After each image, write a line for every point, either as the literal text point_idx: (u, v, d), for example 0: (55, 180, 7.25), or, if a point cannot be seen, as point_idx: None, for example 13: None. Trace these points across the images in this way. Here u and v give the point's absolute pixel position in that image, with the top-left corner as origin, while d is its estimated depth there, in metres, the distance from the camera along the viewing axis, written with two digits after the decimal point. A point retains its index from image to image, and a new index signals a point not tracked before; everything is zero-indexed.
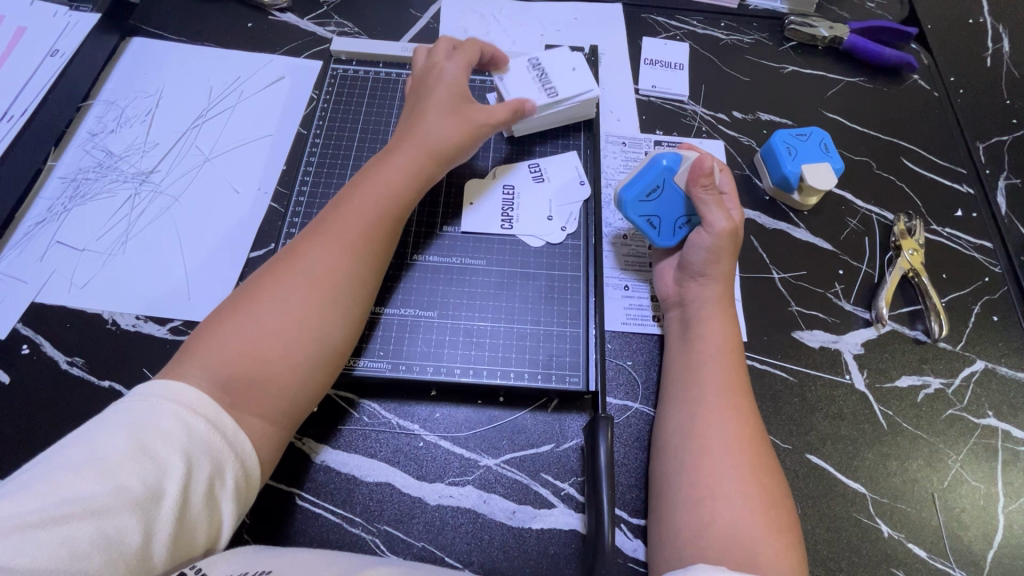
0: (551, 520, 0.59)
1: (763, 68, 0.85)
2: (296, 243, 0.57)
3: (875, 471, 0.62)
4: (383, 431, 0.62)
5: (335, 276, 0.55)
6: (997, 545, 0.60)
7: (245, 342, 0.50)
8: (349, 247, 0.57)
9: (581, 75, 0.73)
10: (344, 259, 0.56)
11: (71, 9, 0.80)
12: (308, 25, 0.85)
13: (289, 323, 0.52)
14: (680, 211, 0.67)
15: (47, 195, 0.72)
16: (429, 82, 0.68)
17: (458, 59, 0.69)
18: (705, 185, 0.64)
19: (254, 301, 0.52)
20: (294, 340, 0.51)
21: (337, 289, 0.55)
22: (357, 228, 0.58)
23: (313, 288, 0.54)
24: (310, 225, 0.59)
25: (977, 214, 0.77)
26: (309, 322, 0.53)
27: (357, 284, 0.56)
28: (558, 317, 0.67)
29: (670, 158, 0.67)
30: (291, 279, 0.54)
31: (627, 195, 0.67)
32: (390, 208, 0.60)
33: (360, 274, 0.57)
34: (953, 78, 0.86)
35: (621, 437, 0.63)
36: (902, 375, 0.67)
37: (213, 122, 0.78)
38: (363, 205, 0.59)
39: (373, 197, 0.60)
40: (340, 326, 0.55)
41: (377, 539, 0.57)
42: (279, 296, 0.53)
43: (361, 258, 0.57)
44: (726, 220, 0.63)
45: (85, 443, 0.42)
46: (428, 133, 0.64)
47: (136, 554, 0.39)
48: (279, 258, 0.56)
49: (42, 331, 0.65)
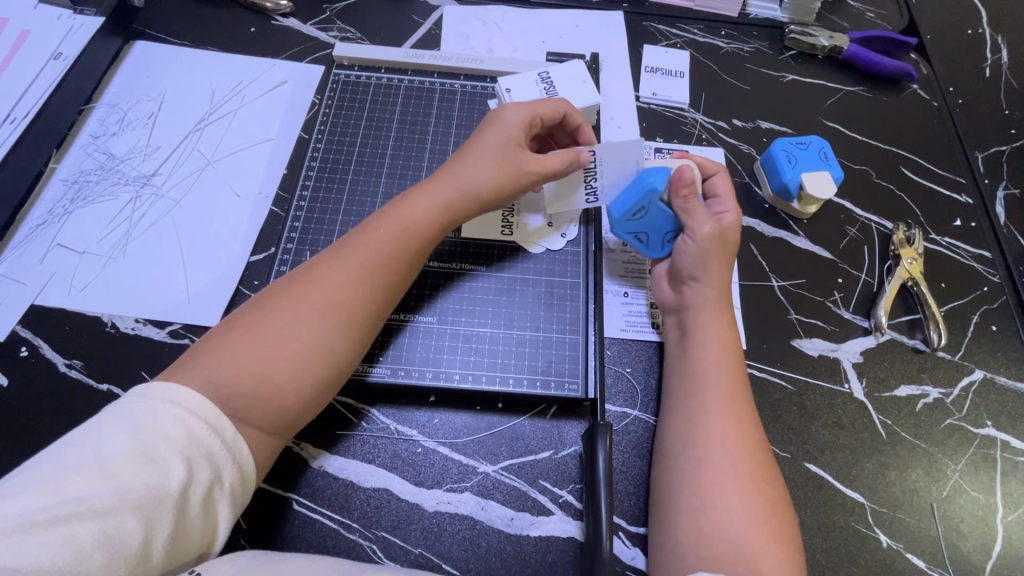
0: (549, 527, 0.59)
1: (763, 77, 0.85)
2: (317, 263, 0.56)
3: (874, 480, 0.62)
4: (381, 436, 0.62)
5: (349, 303, 0.54)
6: (996, 556, 0.60)
7: (244, 367, 0.49)
8: (365, 279, 0.55)
9: (587, 87, 0.75)
10: (359, 289, 0.55)
11: (75, 12, 0.80)
12: (311, 31, 0.86)
13: (298, 346, 0.51)
14: (667, 226, 0.67)
15: (49, 197, 0.73)
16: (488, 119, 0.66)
17: (524, 108, 0.66)
18: (686, 195, 0.64)
19: (263, 323, 0.51)
20: (301, 366, 0.51)
21: (350, 317, 0.54)
22: (377, 255, 0.57)
23: (322, 318, 0.52)
24: (330, 248, 0.58)
25: (976, 223, 0.77)
26: (318, 348, 0.52)
27: (366, 321, 0.55)
28: (558, 323, 0.67)
29: (655, 176, 0.65)
30: (306, 301, 0.53)
31: (614, 213, 0.67)
32: (411, 238, 0.59)
33: (375, 303, 0.56)
34: (952, 88, 0.87)
35: (619, 444, 0.63)
36: (901, 384, 0.67)
37: (215, 126, 0.79)
38: (382, 236, 0.58)
39: (396, 225, 0.59)
40: (347, 354, 0.54)
41: (374, 545, 0.57)
42: (287, 323, 0.51)
43: (378, 287, 0.56)
44: (709, 225, 0.64)
45: (85, 442, 0.42)
46: (470, 173, 0.63)
47: (136, 554, 0.39)
48: (297, 275, 0.55)
49: (41, 333, 0.65)
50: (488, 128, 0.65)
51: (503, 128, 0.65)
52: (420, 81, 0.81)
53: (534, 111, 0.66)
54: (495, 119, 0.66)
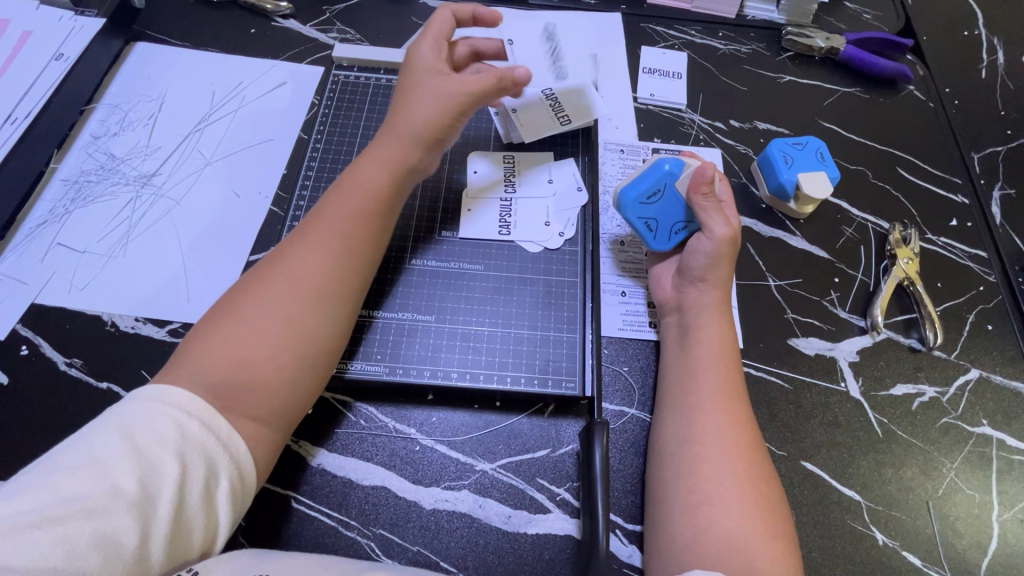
0: (547, 525, 0.59)
1: (761, 78, 0.86)
2: (282, 246, 0.57)
3: (870, 479, 0.63)
4: (379, 435, 0.62)
5: (318, 277, 0.55)
6: (991, 554, 0.60)
7: (227, 351, 0.49)
8: (328, 249, 0.57)
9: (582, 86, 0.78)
10: (326, 260, 0.56)
11: (77, 13, 0.80)
12: (311, 32, 0.86)
13: (273, 324, 0.52)
14: (678, 217, 0.67)
15: (49, 197, 0.73)
16: (407, 69, 0.67)
17: (428, 47, 0.67)
18: (704, 193, 0.64)
19: (236, 308, 0.52)
20: (278, 341, 0.51)
21: (322, 291, 0.55)
22: (338, 227, 0.58)
23: (293, 292, 0.53)
24: (295, 229, 0.59)
25: (971, 223, 0.77)
26: (294, 323, 0.52)
27: (337, 288, 0.56)
28: (555, 322, 0.67)
29: (672, 163, 0.68)
30: (275, 282, 0.54)
31: (627, 196, 0.67)
32: (371, 205, 0.60)
33: (343, 272, 0.57)
34: (948, 89, 0.87)
35: (616, 442, 0.63)
36: (897, 383, 0.67)
37: (215, 126, 0.79)
38: (341, 206, 0.59)
39: (355, 197, 0.60)
40: (325, 323, 0.54)
41: (372, 542, 0.57)
42: (259, 302, 0.52)
43: (343, 257, 0.57)
44: (725, 227, 0.63)
45: (82, 444, 0.42)
46: (409, 121, 0.63)
47: (132, 554, 0.40)
48: (262, 264, 0.56)
49: (41, 332, 0.65)
50: (408, 76, 0.66)
51: (419, 67, 0.66)
52: None
53: (439, 44, 0.68)
54: (412, 67, 0.66)
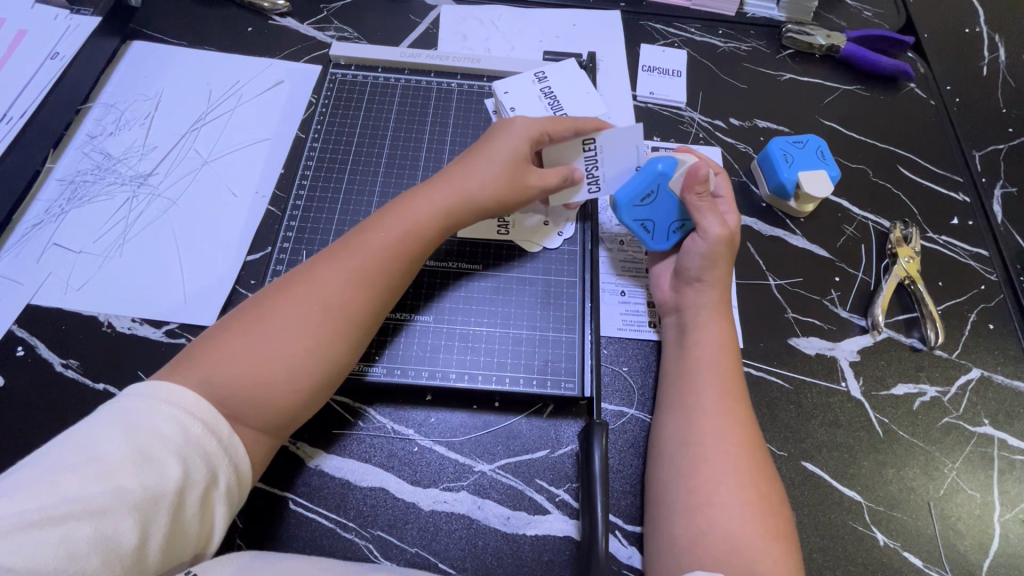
0: (546, 526, 0.59)
1: (762, 76, 0.85)
2: (316, 262, 0.56)
3: (871, 479, 0.62)
4: (378, 436, 0.62)
5: (350, 305, 0.54)
6: (993, 555, 0.60)
7: (246, 366, 0.49)
8: (365, 282, 0.55)
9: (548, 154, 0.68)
10: (358, 291, 0.55)
11: (72, 12, 0.80)
12: (308, 30, 0.86)
13: (298, 349, 0.51)
14: (674, 216, 0.67)
15: (45, 197, 0.73)
16: (497, 131, 0.66)
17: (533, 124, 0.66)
18: (699, 191, 0.64)
19: (263, 321, 0.51)
20: (299, 369, 0.51)
21: (349, 322, 0.54)
22: (377, 256, 0.57)
23: (321, 319, 0.52)
24: (332, 246, 0.58)
25: (973, 222, 0.77)
26: (316, 350, 0.51)
27: (363, 323, 0.55)
28: (554, 322, 0.67)
29: (666, 162, 0.66)
30: (306, 301, 0.53)
31: (622, 198, 0.66)
32: (412, 241, 0.59)
33: (373, 306, 0.56)
34: (950, 86, 0.87)
35: (615, 443, 0.63)
36: (899, 383, 0.67)
37: (213, 125, 0.79)
38: (384, 237, 0.58)
39: (397, 229, 0.59)
40: (345, 355, 0.54)
41: (370, 544, 0.57)
42: (288, 323, 0.51)
43: (375, 292, 0.56)
44: (720, 227, 0.63)
45: (82, 441, 0.42)
46: (468, 176, 0.63)
47: (131, 555, 0.39)
48: (295, 276, 0.55)
49: (38, 333, 0.65)
50: (497, 137, 0.66)
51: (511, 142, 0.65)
52: (417, 80, 0.81)
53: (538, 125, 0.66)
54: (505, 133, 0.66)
